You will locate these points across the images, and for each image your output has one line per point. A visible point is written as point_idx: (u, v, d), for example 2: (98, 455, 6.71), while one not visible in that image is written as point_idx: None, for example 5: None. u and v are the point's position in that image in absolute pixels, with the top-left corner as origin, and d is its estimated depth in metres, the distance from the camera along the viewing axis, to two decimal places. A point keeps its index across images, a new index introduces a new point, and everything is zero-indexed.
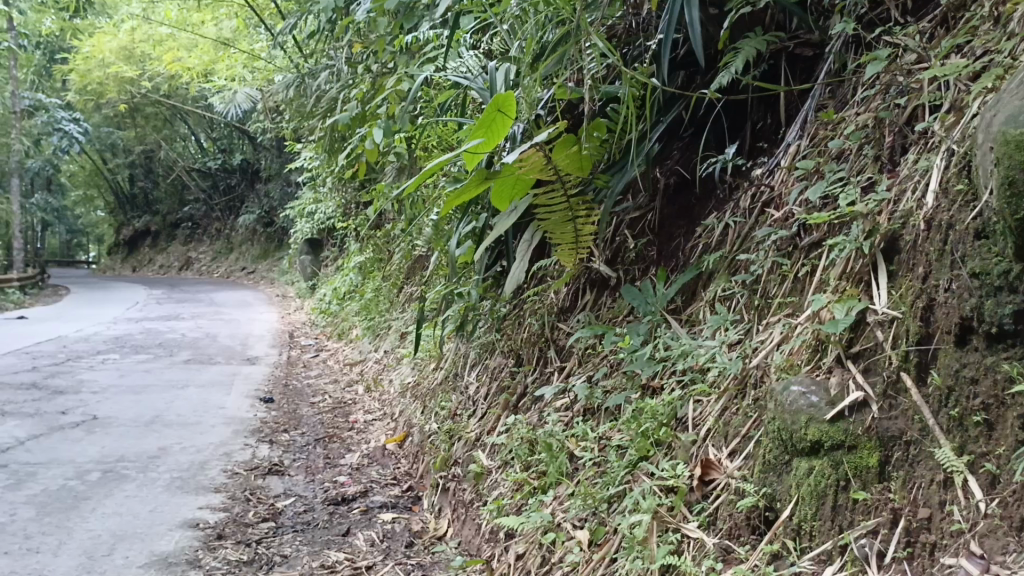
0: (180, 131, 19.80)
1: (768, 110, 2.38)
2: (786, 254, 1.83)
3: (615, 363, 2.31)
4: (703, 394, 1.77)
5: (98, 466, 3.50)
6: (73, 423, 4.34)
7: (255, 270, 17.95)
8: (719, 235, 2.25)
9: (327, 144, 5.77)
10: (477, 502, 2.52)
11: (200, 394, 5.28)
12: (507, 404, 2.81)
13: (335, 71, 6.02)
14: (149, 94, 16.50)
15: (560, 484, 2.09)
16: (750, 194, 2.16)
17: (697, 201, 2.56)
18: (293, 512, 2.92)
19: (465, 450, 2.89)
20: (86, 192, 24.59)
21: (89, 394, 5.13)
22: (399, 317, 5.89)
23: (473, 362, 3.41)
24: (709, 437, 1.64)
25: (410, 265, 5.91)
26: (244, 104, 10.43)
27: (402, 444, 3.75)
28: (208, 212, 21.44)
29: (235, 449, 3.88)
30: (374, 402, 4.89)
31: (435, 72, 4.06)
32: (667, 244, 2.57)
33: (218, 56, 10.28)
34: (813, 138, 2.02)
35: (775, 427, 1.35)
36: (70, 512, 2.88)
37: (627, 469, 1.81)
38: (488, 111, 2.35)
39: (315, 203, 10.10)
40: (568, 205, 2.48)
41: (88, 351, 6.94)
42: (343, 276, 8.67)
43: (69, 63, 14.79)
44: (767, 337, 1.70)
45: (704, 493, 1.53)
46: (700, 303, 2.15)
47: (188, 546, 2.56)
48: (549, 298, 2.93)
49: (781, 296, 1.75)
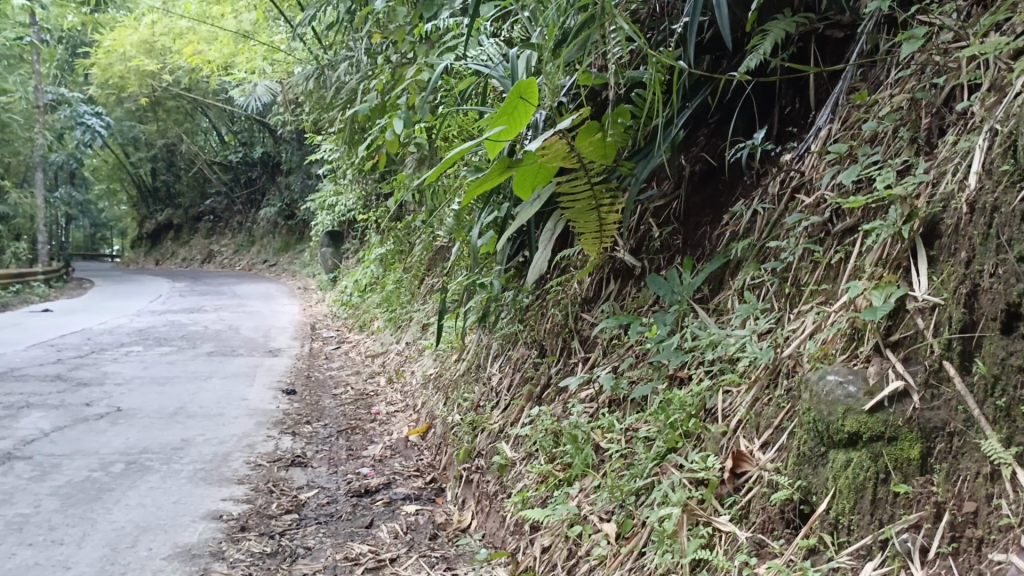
0: (202, 124, 19.92)
1: (797, 94, 2.33)
2: (818, 240, 1.78)
3: (641, 354, 2.28)
4: (732, 384, 1.73)
5: (122, 458, 3.52)
6: (97, 414, 4.37)
7: (277, 263, 18.03)
8: (747, 221, 2.20)
9: (347, 136, 5.76)
10: (501, 494, 2.49)
11: (223, 386, 5.30)
12: (531, 395, 2.78)
13: (354, 62, 6.01)
14: (170, 88, 16.61)
15: (585, 476, 2.06)
16: (779, 180, 2.12)
17: (723, 188, 2.52)
18: (316, 504, 2.91)
19: (489, 442, 2.87)
20: (110, 186, 24.84)
21: (113, 386, 5.17)
22: (421, 309, 5.88)
23: (495, 353, 3.38)
24: (740, 429, 1.60)
25: (431, 256, 5.90)
26: (264, 97, 10.46)
27: (425, 436, 3.74)
28: (230, 205, 21.57)
29: (259, 440, 3.89)
30: (397, 393, 4.88)
31: (455, 61, 4.04)
32: (693, 232, 2.52)
33: (238, 49, 10.32)
34: (846, 121, 1.97)
35: (811, 418, 1.31)
36: (94, 504, 2.89)
37: (655, 461, 1.77)
38: (509, 98, 2.31)
39: (336, 195, 10.12)
40: (591, 193, 2.44)
41: (112, 343, 7.00)
42: (364, 268, 8.69)
43: (92, 57, 14.92)
44: (799, 325, 1.65)
45: (736, 485, 1.49)
46: (728, 292, 2.11)
47: (211, 538, 2.56)
48: (572, 288, 2.90)
49: (813, 283, 1.71)
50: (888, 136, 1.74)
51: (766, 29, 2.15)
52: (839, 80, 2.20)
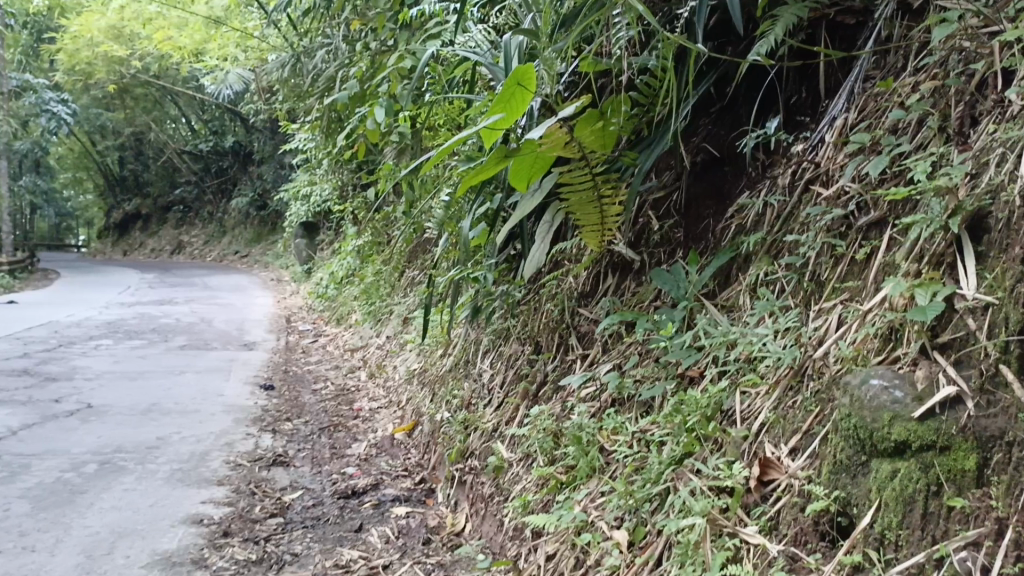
0: (171, 113, 19.54)
1: (805, 83, 2.25)
2: (840, 235, 1.71)
3: (646, 351, 2.20)
4: (751, 386, 1.65)
5: (94, 457, 3.37)
6: (67, 411, 4.20)
7: (249, 254, 17.75)
8: (756, 214, 2.12)
9: (325, 125, 5.62)
10: (499, 496, 2.41)
11: (198, 381, 5.15)
12: (527, 393, 2.69)
13: (332, 49, 5.86)
14: (139, 75, 16.27)
15: (591, 480, 1.98)
16: (790, 172, 2.05)
17: (726, 180, 2.44)
18: (302, 506, 2.80)
19: (482, 441, 2.78)
20: (77, 175, 24.34)
21: (83, 381, 5.00)
22: (401, 302, 5.77)
23: (486, 349, 3.29)
24: (764, 433, 1.52)
25: (412, 248, 5.78)
26: (236, 85, 10.26)
27: (411, 434, 3.64)
28: (201, 195, 21.22)
29: (238, 438, 3.76)
30: (379, 389, 4.77)
31: (441, 47, 3.92)
32: (696, 225, 2.44)
33: (210, 35, 10.10)
34: (863, 110, 1.90)
35: (850, 425, 1.23)
36: (67, 507, 2.75)
37: (669, 466, 1.69)
38: (507, 85, 2.21)
39: (311, 186, 9.95)
40: (592, 184, 2.35)
41: (80, 336, 6.79)
42: (340, 261, 8.55)
43: (58, 43, 14.56)
44: (823, 323, 1.57)
45: (762, 494, 1.40)
46: (739, 287, 2.03)
47: (192, 544, 2.44)
48: (568, 282, 2.82)
49: (836, 279, 1.63)
50: (915, 124, 1.66)
51: (776, 15, 2.05)
52: (849, 69, 2.12)
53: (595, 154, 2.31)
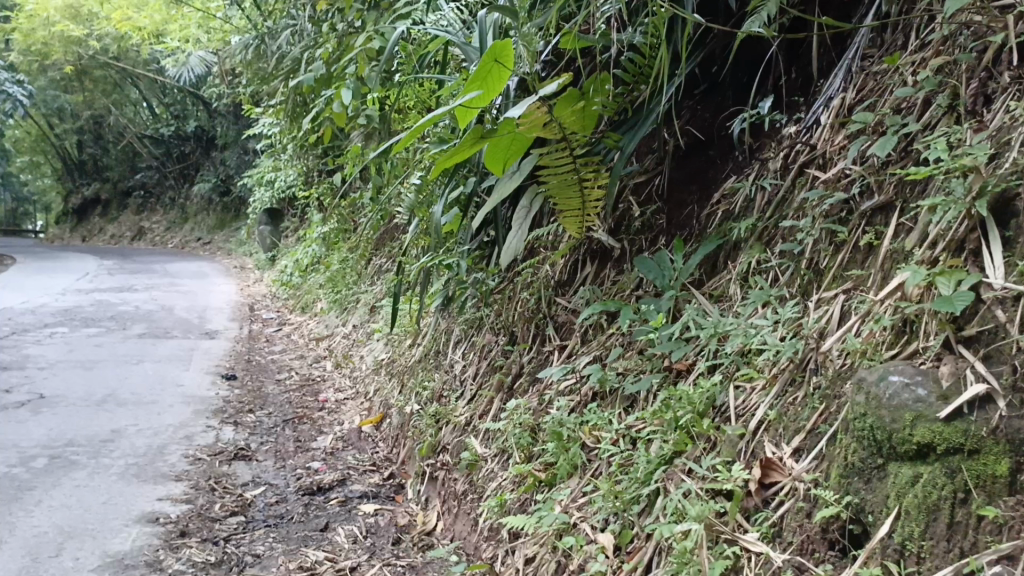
0: (132, 95, 19.05)
1: (794, 63, 2.15)
2: (839, 220, 1.61)
3: (630, 342, 2.09)
4: (747, 380, 1.54)
5: (44, 451, 3.19)
6: (17, 402, 4.00)
7: (211, 240, 17.40)
8: (745, 199, 2.03)
9: (289, 108, 5.43)
10: (473, 494, 2.29)
11: (157, 370, 4.96)
12: (502, 385, 2.57)
13: (297, 30, 5.68)
14: (97, 57, 15.83)
15: (572, 478, 1.88)
16: (781, 156, 1.95)
17: (711, 165, 2.34)
18: (265, 504, 2.66)
19: (455, 436, 2.66)
20: (33, 158, 23.72)
21: (34, 370, 4.78)
22: (368, 290, 5.63)
23: (458, 339, 3.18)
24: (762, 432, 1.41)
25: (381, 234, 5.64)
26: (198, 67, 9.98)
27: (379, 426, 3.52)
28: (162, 180, 20.75)
29: (197, 431, 3.59)
30: (345, 379, 4.62)
31: (412, 25, 3.77)
32: (679, 211, 2.34)
33: (171, 16, 9.83)
34: (861, 90, 1.81)
35: (865, 425, 1.14)
36: (12, 505, 2.58)
37: (658, 465, 1.57)
38: (483, 61, 2.07)
39: (275, 171, 9.73)
40: (574, 167, 2.23)
41: (34, 324, 6.54)
42: (305, 248, 8.35)
43: (12, 21, 14.13)
44: (825, 315, 1.48)
45: (764, 498, 1.29)
46: (728, 275, 1.93)
47: (147, 545, 2.29)
48: (544, 271, 2.71)
49: (838, 268, 1.54)
50: (921, 104, 1.57)
51: None
52: (843, 49, 2.02)
53: (576, 135, 2.19)
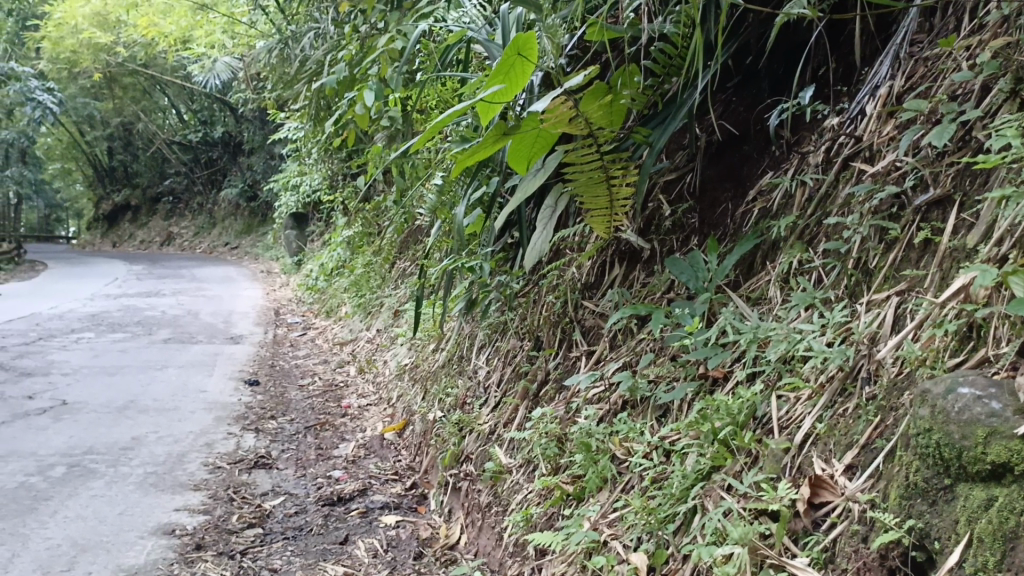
0: (160, 102, 19.20)
1: (834, 52, 2.04)
2: (890, 217, 1.51)
3: (662, 347, 1.99)
4: (792, 390, 1.43)
5: (63, 460, 3.14)
6: (39, 409, 3.97)
7: (238, 245, 17.49)
8: (785, 195, 1.92)
9: (312, 111, 5.39)
10: (497, 506, 2.19)
11: (180, 376, 4.93)
12: (527, 392, 2.48)
13: (320, 33, 5.64)
14: (126, 65, 15.98)
15: (601, 492, 1.78)
16: (822, 150, 1.85)
17: (745, 160, 2.23)
18: (283, 515, 2.58)
19: (479, 445, 2.57)
20: (65, 165, 24.07)
21: (59, 376, 4.77)
22: (392, 294, 5.56)
23: (482, 344, 3.09)
24: (809, 446, 1.30)
25: (406, 237, 5.58)
26: (224, 73, 10.01)
27: (402, 434, 3.44)
28: (190, 185, 20.91)
29: (218, 438, 3.53)
30: (368, 385, 4.55)
31: (433, 23, 3.69)
32: (712, 210, 2.23)
33: (197, 22, 9.87)
34: (910, 76, 1.69)
35: (929, 442, 1.03)
36: (27, 516, 2.52)
37: (695, 481, 1.46)
38: (506, 54, 1.98)
39: (300, 176, 9.72)
40: (601, 164, 2.13)
41: (61, 329, 6.55)
42: (330, 252, 8.33)
43: (42, 30, 14.32)
44: (877, 318, 1.37)
45: (814, 520, 1.18)
46: (767, 277, 1.81)
47: (161, 559, 2.22)
48: (570, 273, 2.62)
49: (890, 268, 1.43)
50: (980, 90, 1.46)
51: None
52: (888, 34, 1.91)
53: (603, 130, 2.09)
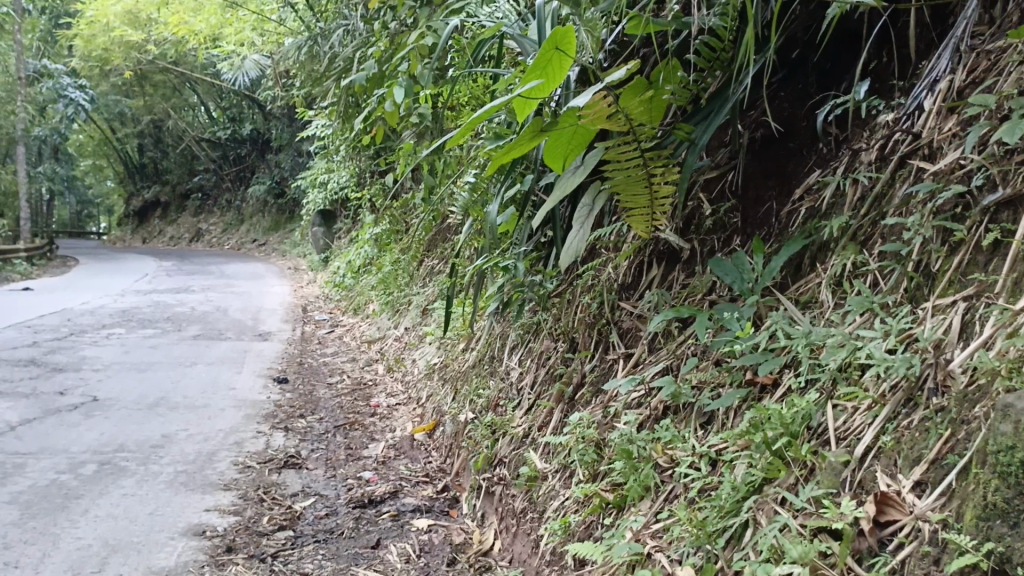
0: (190, 99, 19.35)
1: (886, 45, 1.96)
2: (954, 217, 1.43)
3: (706, 351, 1.92)
4: (849, 400, 1.37)
5: (94, 457, 3.13)
6: (70, 405, 3.98)
7: (266, 242, 17.58)
8: (835, 193, 1.85)
9: (341, 108, 5.36)
10: (533, 513, 2.14)
11: (210, 372, 4.93)
12: (562, 395, 2.42)
13: (350, 30, 5.62)
14: (156, 63, 16.12)
15: (642, 501, 1.72)
16: (876, 146, 1.78)
17: (791, 157, 2.16)
18: (314, 517, 2.55)
19: (512, 448, 2.52)
20: (96, 162, 24.37)
21: (90, 372, 4.78)
22: (420, 292, 5.53)
23: (515, 345, 3.05)
24: (871, 460, 1.23)
25: (434, 234, 5.54)
26: (252, 71, 10.04)
27: (432, 434, 3.40)
28: (219, 182, 21.08)
29: (248, 437, 3.51)
30: (397, 383, 4.53)
31: (465, 19, 3.64)
32: (756, 208, 2.16)
33: (226, 20, 9.91)
34: (973, 69, 1.61)
35: (1012, 459, 0.96)
36: (58, 515, 2.51)
37: (747, 494, 1.40)
38: (543, 48, 1.91)
39: (328, 173, 9.73)
40: (642, 162, 2.06)
41: (92, 325, 6.60)
42: (357, 249, 8.32)
43: (74, 28, 14.49)
44: (942, 324, 1.31)
45: (879, 539, 1.11)
46: (818, 279, 1.74)
47: (192, 561, 2.19)
48: (607, 274, 2.56)
49: (955, 271, 1.36)
50: None
51: None
52: (944, 28, 1.82)
53: (644, 127, 2.03)
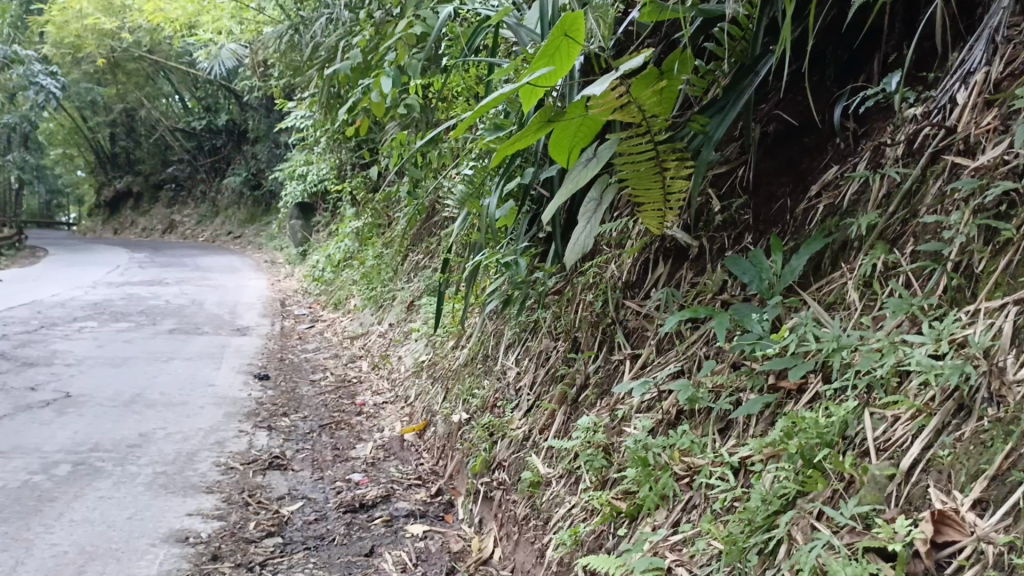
0: (164, 89, 18.99)
1: (908, 39, 1.88)
2: (999, 215, 1.37)
3: (722, 354, 1.84)
4: (890, 408, 1.29)
5: (68, 457, 3.00)
6: (43, 402, 3.83)
7: (243, 234, 17.33)
8: (858, 189, 1.78)
9: (324, 99, 5.23)
10: (536, 520, 2.05)
11: (188, 368, 4.78)
12: (565, 397, 2.34)
13: (333, 19, 5.48)
14: (131, 51, 15.80)
15: (658, 511, 1.64)
16: (903, 141, 1.70)
17: (806, 153, 2.08)
18: (303, 522, 2.44)
19: (511, 452, 2.43)
20: (67, 151, 23.91)
21: (63, 367, 4.62)
22: (405, 287, 5.42)
23: (511, 344, 2.96)
24: (921, 474, 1.16)
25: (419, 228, 5.44)
26: (229, 60, 9.85)
27: (422, 435, 3.31)
28: (194, 174, 20.76)
29: (230, 436, 3.39)
30: (383, 381, 4.42)
31: (459, 8, 3.52)
32: (768, 205, 2.08)
33: (203, 8, 9.70)
34: (1011, 62, 1.54)
35: None
36: (32, 519, 2.38)
37: (780, 508, 1.31)
38: (552, 35, 1.82)
39: (308, 165, 9.57)
40: (654, 154, 1.98)
41: (65, 318, 6.41)
42: (337, 243, 8.18)
43: (45, 14, 14.15)
44: (992, 327, 1.24)
45: (937, 562, 1.04)
46: (843, 280, 1.66)
47: (174, 570, 2.08)
48: (610, 271, 2.48)
49: (1003, 273, 1.30)
50: None
51: None
52: (973, 20, 1.76)
53: (657, 118, 1.92)
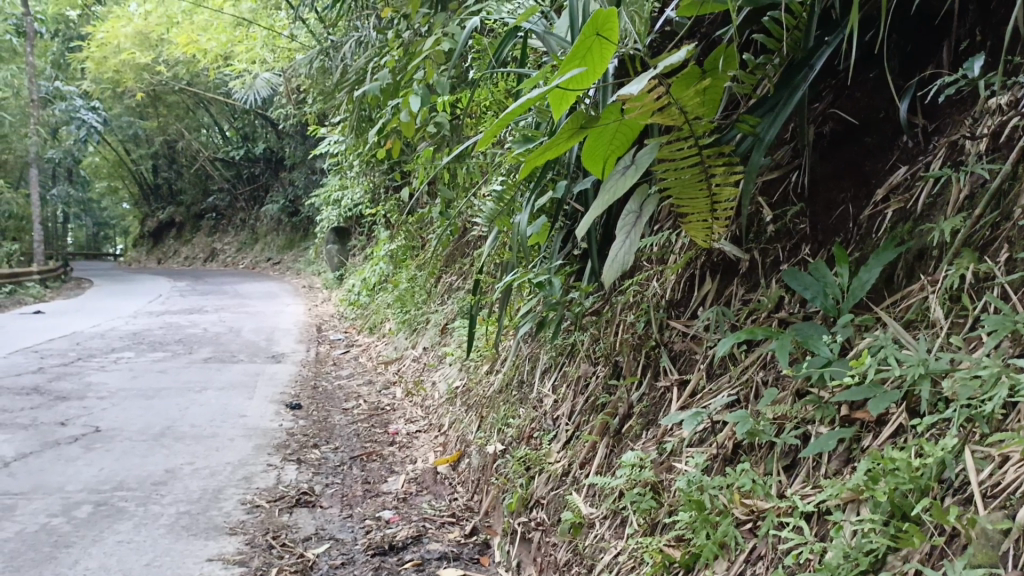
0: (202, 120, 19.19)
1: (982, 24, 1.66)
2: None
3: (782, 381, 1.63)
4: (998, 447, 1.09)
5: (90, 497, 2.87)
6: (70, 438, 3.72)
7: (281, 261, 17.40)
8: (936, 192, 1.58)
9: (354, 121, 5.11)
10: (579, 567, 1.86)
11: (220, 399, 4.66)
12: (606, 427, 2.15)
13: (363, 41, 5.37)
14: (169, 83, 15.96)
15: (717, 563, 1.43)
16: (986, 134, 1.52)
17: (868, 154, 1.87)
18: (329, 567, 2.27)
19: (550, 488, 2.25)
20: (111, 184, 24.36)
21: (94, 400, 4.53)
22: (439, 310, 5.27)
23: (547, 369, 2.78)
24: None
25: (452, 248, 5.28)
26: (263, 89, 9.83)
27: (456, 467, 3.13)
28: (233, 203, 20.97)
29: (257, 471, 3.24)
30: (417, 408, 4.26)
31: (487, 19, 3.37)
32: (827, 211, 1.87)
33: (237, 37, 9.69)
34: None
35: None
36: (44, 568, 2.24)
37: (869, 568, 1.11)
38: (583, 34, 1.63)
39: (342, 189, 9.50)
40: (699, 160, 1.78)
41: (101, 349, 6.36)
42: (371, 267, 8.06)
43: (85, 51, 14.32)
44: None
45: None
46: (923, 294, 1.47)
47: None
48: (653, 289, 2.30)
49: None
50: None
51: None
52: None
53: (700, 120, 1.72)
